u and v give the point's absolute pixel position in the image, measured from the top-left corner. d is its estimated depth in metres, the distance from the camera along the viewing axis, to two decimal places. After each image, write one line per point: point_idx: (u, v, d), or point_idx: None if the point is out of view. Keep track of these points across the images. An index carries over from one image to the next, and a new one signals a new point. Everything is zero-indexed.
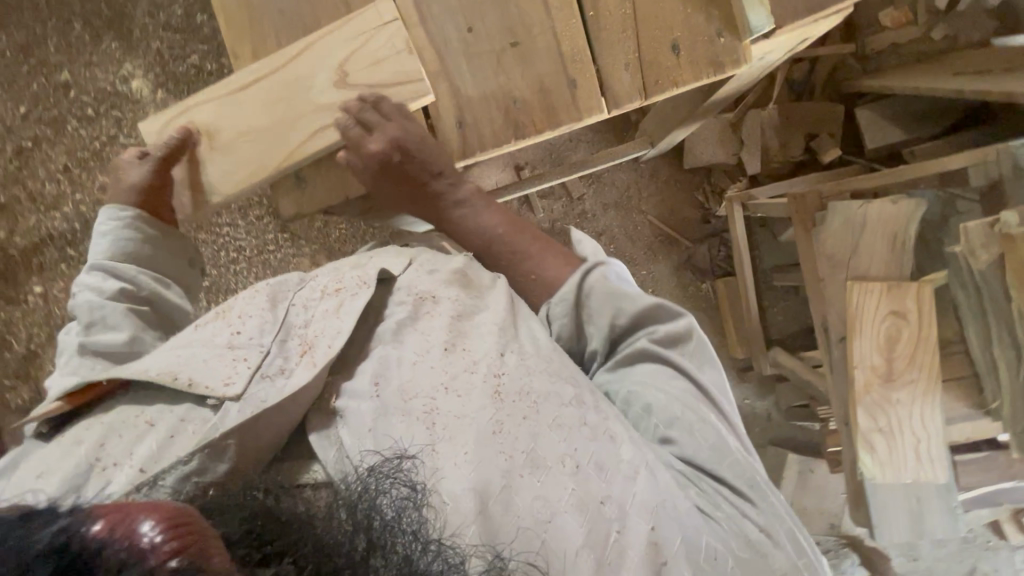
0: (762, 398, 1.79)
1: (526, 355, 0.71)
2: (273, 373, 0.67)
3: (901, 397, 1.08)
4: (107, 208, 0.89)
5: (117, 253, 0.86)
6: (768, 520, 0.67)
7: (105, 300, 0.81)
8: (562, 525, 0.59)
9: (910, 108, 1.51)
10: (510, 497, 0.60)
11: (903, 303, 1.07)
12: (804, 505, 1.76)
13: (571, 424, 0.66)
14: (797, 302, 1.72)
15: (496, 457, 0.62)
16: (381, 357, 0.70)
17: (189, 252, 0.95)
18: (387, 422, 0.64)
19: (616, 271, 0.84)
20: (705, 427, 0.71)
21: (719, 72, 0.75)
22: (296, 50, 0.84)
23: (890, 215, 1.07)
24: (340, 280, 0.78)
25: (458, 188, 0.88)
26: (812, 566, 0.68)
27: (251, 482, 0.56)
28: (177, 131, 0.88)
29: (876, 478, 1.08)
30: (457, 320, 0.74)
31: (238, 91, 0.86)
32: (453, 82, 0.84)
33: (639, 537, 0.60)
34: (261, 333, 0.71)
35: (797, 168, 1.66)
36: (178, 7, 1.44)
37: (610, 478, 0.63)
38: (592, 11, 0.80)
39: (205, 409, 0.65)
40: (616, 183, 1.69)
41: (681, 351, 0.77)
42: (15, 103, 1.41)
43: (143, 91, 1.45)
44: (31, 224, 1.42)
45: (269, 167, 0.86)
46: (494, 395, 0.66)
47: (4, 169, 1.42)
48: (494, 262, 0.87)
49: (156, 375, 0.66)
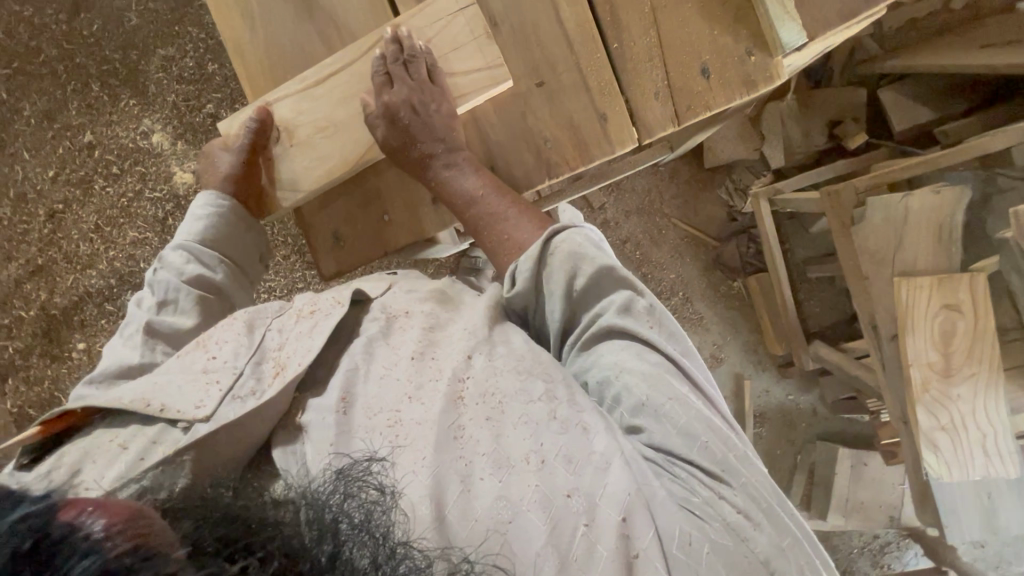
0: (805, 393, 1.75)
1: (494, 356, 0.69)
2: (244, 395, 0.65)
3: (963, 393, 1.06)
4: (208, 193, 0.92)
5: (205, 239, 0.90)
6: (748, 501, 0.64)
7: (183, 284, 0.85)
8: (525, 524, 0.57)
9: (935, 88, 1.47)
10: (469, 501, 0.58)
11: (956, 296, 1.07)
12: (860, 500, 1.62)
13: (536, 419, 0.63)
14: (834, 291, 1.67)
15: (456, 462, 0.60)
16: (347, 375, 0.68)
17: (261, 247, 0.98)
18: (348, 438, 0.63)
19: (586, 233, 0.79)
20: (675, 406, 0.67)
21: (753, 91, 0.74)
22: (375, 39, 0.83)
23: (934, 206, 1.08)
24: (315, 302, 0.77)
25: (451, 153, 0.84)
26: (798, 547, 0.64)
27: (217, 482, 0.53)
28: (256, 113, 0.87)
29: (945, 479, 1.07)
30: (429, 332, 0.73)
31: (313, 85, 0.86)
32: (482, 129, 0.87)
33: (608, 531, 0.57)
34: (235, 357, 0.69)
35: (822, 156, 1.62)
36: (189, 59, 1.47)
37: (578, 470, 0.60)
38: (616, 42, 0.80)
39: (175, 432, 0.63)
40: (637, 189, 1.68)
41: (647, 327, 0.73)
42: (43, 168, 1.45)
43: (163, 144, 1.47)
44: (69, 283, 1.46)
45: (348, 163, 0.87)
46: (457, 400, 0.65)
47: (39, 233, 1.45)
48: (473, 227, 0.84)
49: (129, 402, 0.65)
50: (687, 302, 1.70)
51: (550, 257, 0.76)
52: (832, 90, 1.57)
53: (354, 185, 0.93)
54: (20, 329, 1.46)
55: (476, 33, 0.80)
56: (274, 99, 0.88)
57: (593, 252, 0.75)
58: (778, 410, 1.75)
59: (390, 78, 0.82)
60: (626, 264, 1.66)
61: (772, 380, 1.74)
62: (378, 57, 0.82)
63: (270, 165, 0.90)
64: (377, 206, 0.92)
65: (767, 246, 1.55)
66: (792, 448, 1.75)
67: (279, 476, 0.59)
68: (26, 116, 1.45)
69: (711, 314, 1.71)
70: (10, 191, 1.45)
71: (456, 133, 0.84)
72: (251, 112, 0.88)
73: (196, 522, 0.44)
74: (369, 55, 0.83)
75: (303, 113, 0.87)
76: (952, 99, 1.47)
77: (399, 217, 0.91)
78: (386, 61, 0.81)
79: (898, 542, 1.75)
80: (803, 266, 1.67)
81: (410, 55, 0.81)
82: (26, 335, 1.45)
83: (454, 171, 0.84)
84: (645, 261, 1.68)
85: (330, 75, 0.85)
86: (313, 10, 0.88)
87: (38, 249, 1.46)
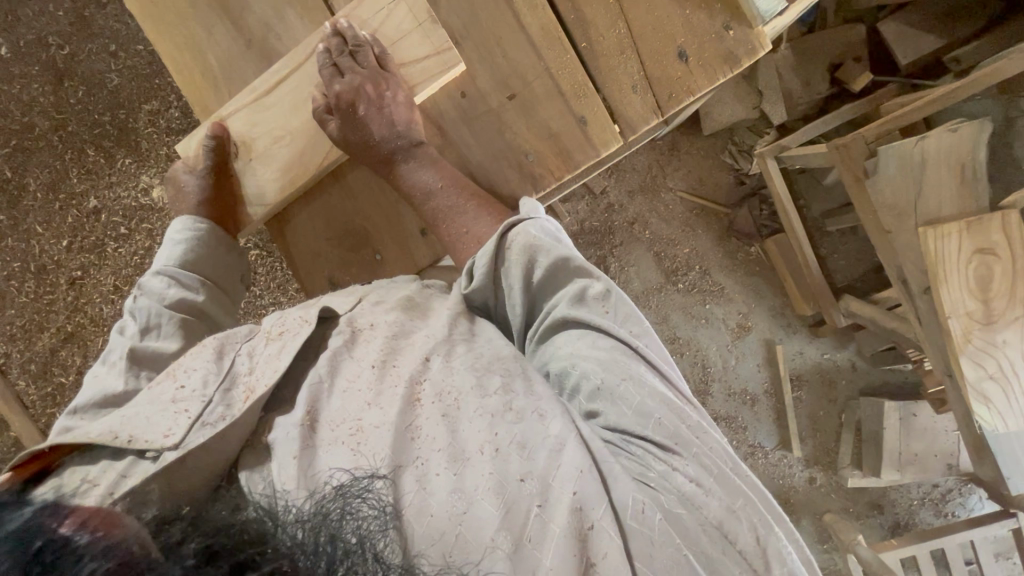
0: (841, 350, 1.68)
1: (454, 356, 0.65)
2: (214, 421, 0.60)
3: (1007, 337, 1.03)
4: (181, 218, 0.87)
5: (186, 261, 0.84)
6: (700, 469, 0.61)
7: (164, 307, 0.78)
8: (479, 514, 0.53)
9: (938, 12, 1.38)
10: (424, 499, 0.54)
11: (987, 239, 1.03)
12: (913, 452, 1.56)
13: (491, 411, 0.59)
14: (856, 241, 1.60)
15: (412, 464, 0.56)
16: (312, 387, 0.63)
17: (241, 270, 0.92)
18: (310, 454, 0.57)
19: (541, 222, 0.76)
20: (630, 384, 0.64)
21: (736, 67, 0.76)
22: (317, 37, 0.82)
23: (951, 144, 1.04)
24: (283, 322, 0.71)
25: (411, 150, 0.82)
26: (757, 509, 0.61)
27: (205, 505, 0.51)
28: (211, 129, 0.86)
29: (998, 428, 1.06)
30: (393, 339, 0.68)
31: (264, 94, 0.85)
32: (460, 150, 0.86)
33: (561, 510, 0.54)
34: (204, 384, 0.63)
35: (826, 102, 1.53)
36: (174, 110, 1.47)
37: (533, 455, 0.57)
38: (586, 41, 0.80)
39: (144, 462, 0.58)
40: (637, 167, 1.63)
41: (603, 314, 0.69)
42: (58, 239, 1.48)
43: (163, 197, 1.48)
44: (99, 345, 1.49)
45: (310, 169, 0.86)
46: (414, 401, 0.61)
47: (65, 301, 1.49)
48: (442, 232, 0.82)
49: (96, 436, 0.59)
50: (706, 275, 1.65)
51: (507, 249, 0.73)
52: (829, 31, 1.47)
53: (338, 220, 0.91)
54: (63, 396, 1.50)
55: (420, 20, 0.80)
56: (228, 114, 0.87)
57: (550, 241, 0.72)
58: (815, 370, 1.69)
59: (338, 69, 0.80)
60: (637, 246, 1.62)
61: (805, 341, 1.68)
62: (323, 52, 0.81)
63: (235, 186, 0.89)
64: (367, 246, 0.91)
65: (782, 205, 1.48)
66: (834, 407, 1.69)
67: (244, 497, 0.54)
68: (32, 191, 1.48)
69: (733, 284, 1.66)
70: (31, 264, 1.49)
71: (422, 150, 0.83)
72: (206, 129, 0.87)
73: (194, 525, 0.45)
74: (313, 55, 0.83)
75: (258, 123, 0.86)
76: (958, 23, 1.38)
77: (391, 255, 0.91)
78: (331, 53, 0.80)
79: (959, 489, 1.69)
80: (821, 221, 1.60)
81: (354, 45, 0.80)
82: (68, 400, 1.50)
83: (412, 162, 0.82)
84: (656, 239, 1.63)
85: (279, 83, 0.84)
86: (273, 47, 0.87)
87: (66, 316, 1.49)
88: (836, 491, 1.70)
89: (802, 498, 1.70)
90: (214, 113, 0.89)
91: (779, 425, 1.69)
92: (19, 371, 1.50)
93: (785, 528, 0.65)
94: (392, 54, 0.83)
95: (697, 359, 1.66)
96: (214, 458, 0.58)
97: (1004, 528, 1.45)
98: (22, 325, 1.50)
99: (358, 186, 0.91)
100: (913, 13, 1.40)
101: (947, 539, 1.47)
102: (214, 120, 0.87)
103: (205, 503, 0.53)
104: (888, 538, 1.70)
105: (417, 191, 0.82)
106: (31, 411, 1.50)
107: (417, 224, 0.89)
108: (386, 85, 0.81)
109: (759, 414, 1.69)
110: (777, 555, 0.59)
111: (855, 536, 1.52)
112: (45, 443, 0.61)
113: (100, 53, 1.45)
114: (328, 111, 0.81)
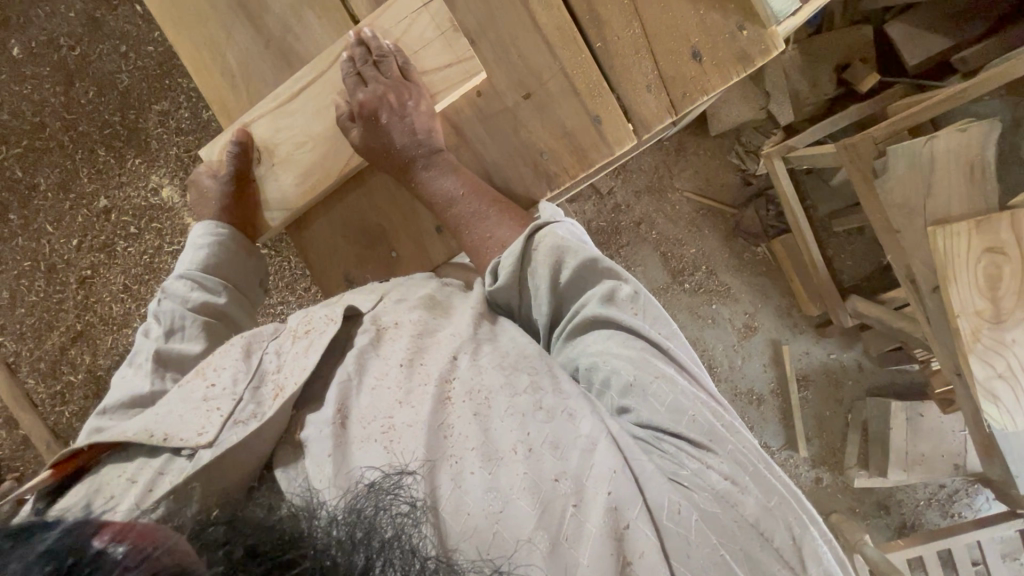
0: (848, 350, 1.68)
1: (480, 355, 0.66)
2: (246, 419, 0.61)
3: (1017, 336, 1.04)
4: (202, 222, 0.88)
5: (207, 265, 0.85)
6: (733, 467, 0.62)
7: (187, 310, 0.79)
8: (515, 512, 0.54)
9: (946, 13, 1.39)
10: (460, 497, 0.55)
11: (998, 239, 1.04)
12: (920, 452, 1.56)
13: (522, 410, 0.60)
14: (863, 241, 1.61)
15: (446, 462, 0.57)
16: (341, 386, 0.64)
17: (261, 273, 0.93)
18: (344, 452, 0.58)
19: (567, 226, 0.77)
20: (660, 384, 0.65)
21: (749, 66, 0.77)
22: (341, 45, 0.83)
23: (960, 143, 1.05)
24: (309, 320, 0.71)
25: (430, 152, 0.83)
26: (792, 508, 0.62)
27: (241, 504, 0.52)
28: (235, 137, 0.87)
29: (1007, 427, 1.06)
30: (419, 338, 0.68)
31: (287, 100, 0.86)
32: (476, 150, 0.87)
33: (595, 508, 0.55)
34: (234, 382, 0.64)
35: (833, 103, 1.54)
36: (184, 110, 1.48)
37: (565, 454, 0.58)
38: (601, 42, 0.81)
39: (180, 460, 0.59)
40: (644, 168, 1.63)
41: (632, 314, 0.69)
42: (68, 238, 1.50)
43: (172, 198, 1.49)
44: (108, 344, 1.50)
45: (332, 174, 0.87)
46: (444, 400, 0.62)
47: (74, 300, 1.50)
48: (460, 230, 0.83)
49: (133, 434, 0.61)
50: (713, 275, 1.65)
51: (534, 250, 0.74)
52: (836, 32, 1.48)
53: (354, 218, 0.92)
54: (72, 394, 1.51)
55: (441, 27, 0.81)
56: (251, 120, 0.88)
57: (576, 242, 0.73)
58: (822, 370, 1.69)
59: (362, 78, 0.81)
60: (643, 246, 1.63)
61: (812, 341, 1.68)
62: (347, 61, 0.82)
63: (255, 187, 0.89)
64: (383, 244, 0.92)
65: (789, 206, 1.48)
66: (841, 408, 1.70)
67: (281, 496, 0.55)
68: (43, 191, 1.49)
69: (739, 284, 1.66)
70: (41, 264, 1.50)
71: (440, 151, 0.84)
72: (230, 137, 0.88)
73: (234, 523, 0.45)
74: (337, 62, 0.84)
75: (281, 128, 0.87)
76: (966, 23, 1.38)
77: (406, 251, 0.92)
78: (355, 62, 0.82)
79: (967, 489, 1.69)
80: (829, 221, 1.60)
81: (378, 54, 0.81)
82: (78, 398, 1.51)
83: (432, 166, 0.83)
84: (663, 239, 1.63)
85: (303, 89, 0.85)
86: (291, 49, 0.88)
87: (76, 315, 1.51)
88: (842, 491, 1.70)
89: (808, 498, 1.70)
90: (236, 118, 0.90)
91: (785, 425, 1.69)
92: (29, 369, 1.52)
93: (820, 527, 0.65)
94: (414, 62, 0.84)
95: (703, 359, 1.67)
96: (245, 455, 0.59)
97: (1011, 528, 1.45)
98: (33, 324, 1.51)
99: (376, 185, 0.92)
100: (919, 15, 1.41)
101: (953, 540, 1.47)
102: (237, 126, 0.88)
103: (240, 501, 0.54)
104: (894, 538, 1.70)
105: (435, 191, 0.83)
106: (41, 409, 1.51)
107: (432, 222, 0.90)
108: (408, 93, 0.82)
109: (766, 414, 1.69)
110: (812, 554, 0.59)
111: (862, 536, 1.52)
112: (82, 442, 0.62)
113: (112, 55, 1.46)
114: (351, 118, 0.82)
